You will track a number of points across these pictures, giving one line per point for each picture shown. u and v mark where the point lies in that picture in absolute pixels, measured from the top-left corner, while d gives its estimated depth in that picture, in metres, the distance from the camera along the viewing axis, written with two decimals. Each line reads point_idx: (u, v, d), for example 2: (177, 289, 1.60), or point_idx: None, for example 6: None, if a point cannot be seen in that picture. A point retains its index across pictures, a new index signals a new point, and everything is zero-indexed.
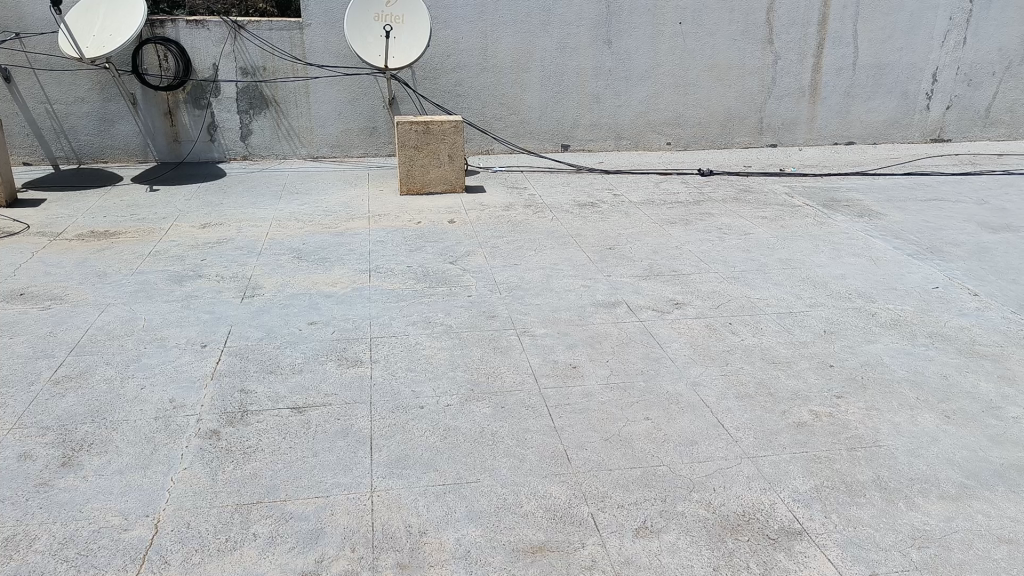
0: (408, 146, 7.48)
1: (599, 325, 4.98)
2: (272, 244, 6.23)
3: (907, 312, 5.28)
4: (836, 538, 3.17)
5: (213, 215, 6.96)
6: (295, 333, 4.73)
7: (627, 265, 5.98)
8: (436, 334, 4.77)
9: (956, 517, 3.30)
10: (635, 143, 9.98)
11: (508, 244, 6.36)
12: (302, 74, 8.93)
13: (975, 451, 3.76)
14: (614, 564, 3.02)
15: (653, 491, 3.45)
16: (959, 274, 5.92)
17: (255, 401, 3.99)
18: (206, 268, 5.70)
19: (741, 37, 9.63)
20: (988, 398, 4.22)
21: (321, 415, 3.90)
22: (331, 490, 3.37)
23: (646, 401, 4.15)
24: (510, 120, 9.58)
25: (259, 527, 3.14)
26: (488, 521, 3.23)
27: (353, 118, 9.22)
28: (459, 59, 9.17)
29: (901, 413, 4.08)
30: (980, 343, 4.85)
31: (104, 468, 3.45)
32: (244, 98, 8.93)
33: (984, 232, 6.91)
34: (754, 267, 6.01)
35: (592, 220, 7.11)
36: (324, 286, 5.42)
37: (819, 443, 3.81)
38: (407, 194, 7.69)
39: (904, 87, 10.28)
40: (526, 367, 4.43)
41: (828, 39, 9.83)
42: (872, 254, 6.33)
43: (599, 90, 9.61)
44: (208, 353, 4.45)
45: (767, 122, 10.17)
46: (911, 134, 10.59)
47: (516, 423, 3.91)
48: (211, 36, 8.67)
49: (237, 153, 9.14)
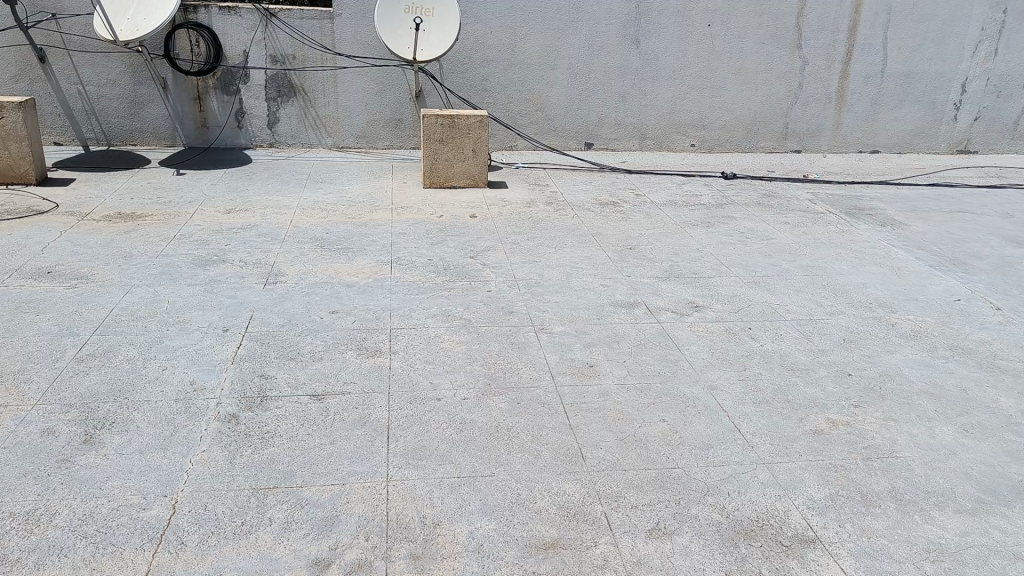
0: (433, 139, 7.50)
1: (618, 325, 4.99)
2: (295, 232, 6.27)
3: (927, 323, 5.25)
4: (850, 548, 3.16)
5: (236, 201, 7.01)
6: (315, 320, 4.76)
7: (647, 266, 5.98)
8: (456, 327, 4.78)
9: (972, 532, 3.29)
10: (658, 143, 9.96)
11: (530, 241, 6.37)
12: (330, 64, 8.96)
13: (992, 467, 3.74)
14: (626, 564, 3.02)
15: (668, 493, 3.45)
16: (981, 287, 5.89)
17: (275, 387, 4.02)
18: (229, 253, 5.75)
19: (770, 42, 9.58)
20: (1008, 414, 4.19)
21: (339, 404, 3.92)
22: (348, 478, 3.40)
23: (662, 403, 4.15)
24: (536, 116, 9.58)
25: (275, 512, 3.17)
26: (502, 516, 3.24)
27: (379, 110, 9.25)
28: (487, 54, 9.18)
29: (919, 425, 4.06)
30: (1001, 358, 4.81)
31: (125, 447, 3.49)
32: (272, 86, 8.97)
33: (1007, 245, 6.86)
34: (774, 273, 5.99)
35: (613, 219, 7.10)
36: (344, 275, 5.45)
37: (835, 452, 3.80)
38: (430, 187, 7.71)
39: (933, 96, 10.20)
40: (543, 364, 4.44)
41: (857, 46, 9.76)
42: (894, 264, 6.30)
43: (625, 89, 9.58)
44: (230, 338, 4.48)
45: (792, 127, 10.12)
46: (937, 144, 10.51)
47: (533, 419, 3.92)
48: (243, 23, 8.70)
49: (263, 140, 9.19)
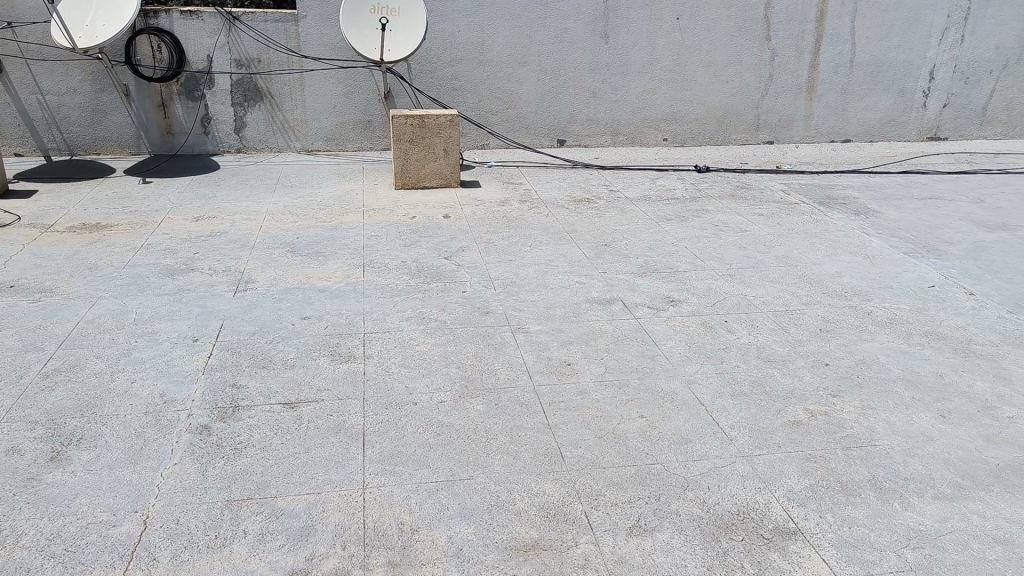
0: (403, 139, 7.43)
1: (595, 323, 4.95)
2: (265, 238, 6.19)
3: (903, 310, 5.27)
4: (831, 538, 3.15)
5: (204, 208, 6.92)
6: (287, 327, 4.69)
7: (622, 262, 5.96)
8: (431, 330, 4.74)
9: (952, 518, 3.29)
10: (630, 138, 9.95)
11: (504, 240, 6.32)
12: (297, 66, 8.88)
13: (970, 451, 3.75)
14: (607, 563, 2.99)
15: (647, 490, 3.43)
16: (955, 273, 5.92)
17: (247, 396, 3.96)
18: (197, 261, 5.67)
19: (738, 33, 9.59)
20: (984, 398, 4.21)
21: (314, 411, 3.87)
22: (323, 487, 3.34)
23: (641, 399, 4.12)
24: (507, 114, 9.53)
25: (249, 523, 3.11)
26: (481, 519, 3.20)
27: (348, 112, 9.18)
28: (456, 52, 9.12)
29: (897, 412, 4.06)
30: (976, 343, 4.84)
31: (93, 463, 3.41)
32: (238, 90, 8.87)
33: (979, 230, 6.90)
34: (749, 265, 5.99)
35: (587, 216, 7.07)
36: (315, 280, 5.39)
37: (814, 442, 3.80)
38: (402, 188, 7.65)
39: (902, 84, 10.27)
40: (520, 364, 4.40)
41: (825, 36, 9.80)
42: (868, 252, 6.32)
43: (596, 85, 9.56)
44: (200, 348, 4.40)
45: (764, 118, 10.15)
46: (907, 131, 10.59)
47: (511, 420, 3.88)
48: (205, 27, 8.57)
49: (230, 145, 9.08)
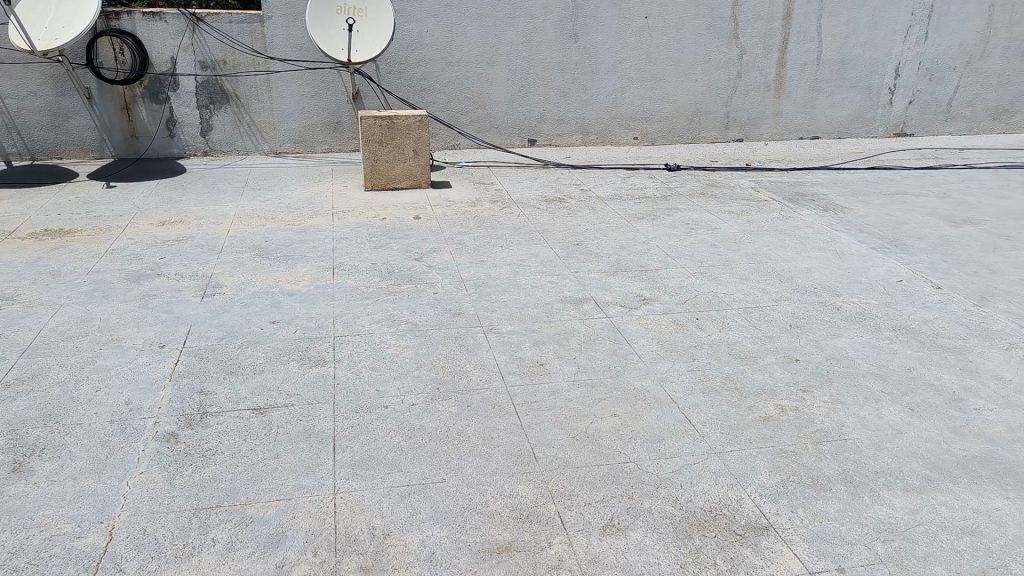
0: (372, 140, 7.39)
1: (567, 322, 4.95)
2: (232, 242, 6.12)
3: (872, 305, 5.32)
4: (802, 533, 3.17)
5: (171, 213, 6.83)
6: (255, 332, 4.64)
7: (594, 261, 5.96)
8: (401, 332, 4.71)
9: (921, 510, 3.32)
10: (601, 137, 9.97)
11: (475, 240, 6.31)
12: (263, 68, 8.80)
13: (938, 444, 3.79)
14: (580, 563, 2.98)
15: (620, 488, 3.42)
16: (922, 267, 5.99)
17: (215, 403, 3.90)
18: (164, 266, 5.59)
19: (707, 32, 9.65)
20: (951, 391, 4.27)
21: (283, 416, 3.82)
22: (293, 493, 3.30)
23: (613, 398, 4.12)
24: (478, 114, 9.51)
25: (218, 532, 3.07)
26: (454, 522, 3.18)
27: (316, 113, 9.12)
28: (425, 53, 9.09)
29: (867, 406, 4.09)
30: (943, 336, 4.90)
31: (57, 474, 3.35)
32: (203, 92, 8.77)
33: (946, 225, 7.00)
34: (719, 262, 6.02)
35: (559, 215, 7.07)
36: (284, 283, 5.34)
37: (785, 437, 3.82)
38: (372, 189, 7.60)
39: (868, 81, 10.40)
40: (492, 365, 4.39)
41: (792, 34, 9.89)
42: (837, 248, 6.38)
43: (566, 84, 9.57)
44: (167, 354, 4.34)
45: (733, 116, 10.21)
46: (874, 128, 10.71)
47: (483, 422, 3.86)
48: (169, 29, 8.45)
49: (197, 148, 8.98)
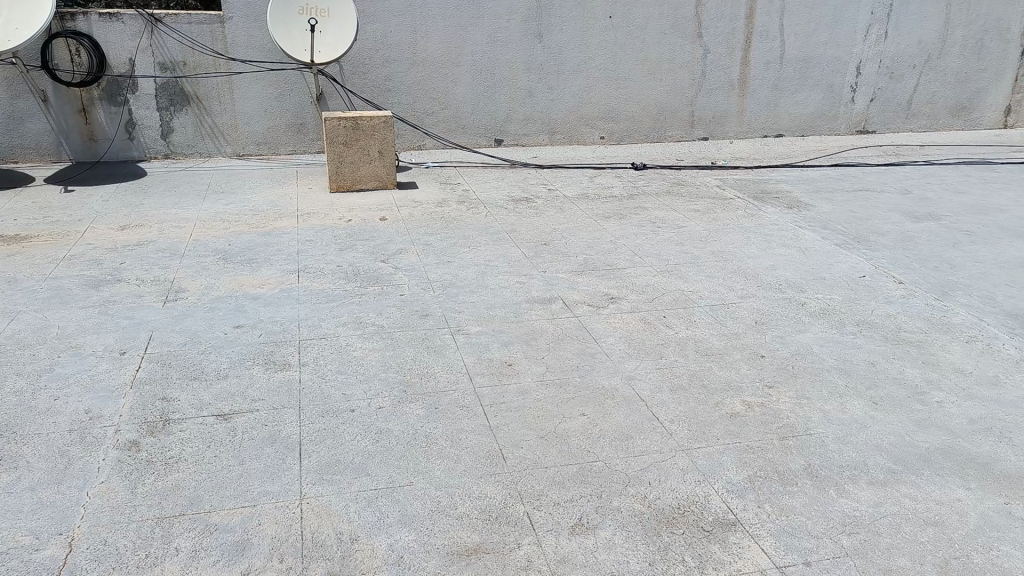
0: (336, 142, 7.33)
1: (535, 322, 4.94)
2: (195, 246, 6.03)
3: (836, 301, 5.38)
4: (769, 528, 3.19)
5: (131, 217, 6.72)
6: (219, 337, 4.58)
7: (561, 261, 5.97)
8: (367, 335, 4.67)
9: (884, 502, 3.36)
10: (568, 137, 9.98)
11: (441, 241, 6.28)
12: (224, 69, 8.70)
13: (901, 437, 3.84)
14: (550, 563, 2.98)
15: (589, 487, 3.42)
16: (884, 262, 6.07)
17: (178, 410, 3.84)
18: (124, 271, 5.50)
19: (670, 31, 9.72)
20: (914, 384, 4.33)
21: (248, 422, 3.77)
22: (258, 499, 3.26)
23: (581, 397, 4.12)
24: (444, 114, 9.48)
25: (181, 540, 3.01)
26: (422, 525, 3.16)
27: (280, 115, 9.03)
28: (389, 53, 9.04)
29: (831, 401, 4.13)
30: (906, 330, 4.96)
31: (14, 486, 3.27)
32: (163, 94, 8.64)
33: (908, 220, 7.10)
34: (687, 260, 6.05)
35: (526, 215, 7.07)
36: (248, 287, 5.27)
37: (752, 433, 3.84)
38: (338, 191, 7.54)
39: (830, 79, 10.54)
40: (460, 366, 4.37)
41: (755, 33, 10.00)
42: (801, 244, 6.45)
43: (532, 84, 9.57)
44: (128, 361, 4.26)
45: (698, 115, 10.28)
46: (837, 126, 10.85)
47: (450, 424, 3.84)
48: (127, 30, 8.33)
49: (158, 151, 8.84)
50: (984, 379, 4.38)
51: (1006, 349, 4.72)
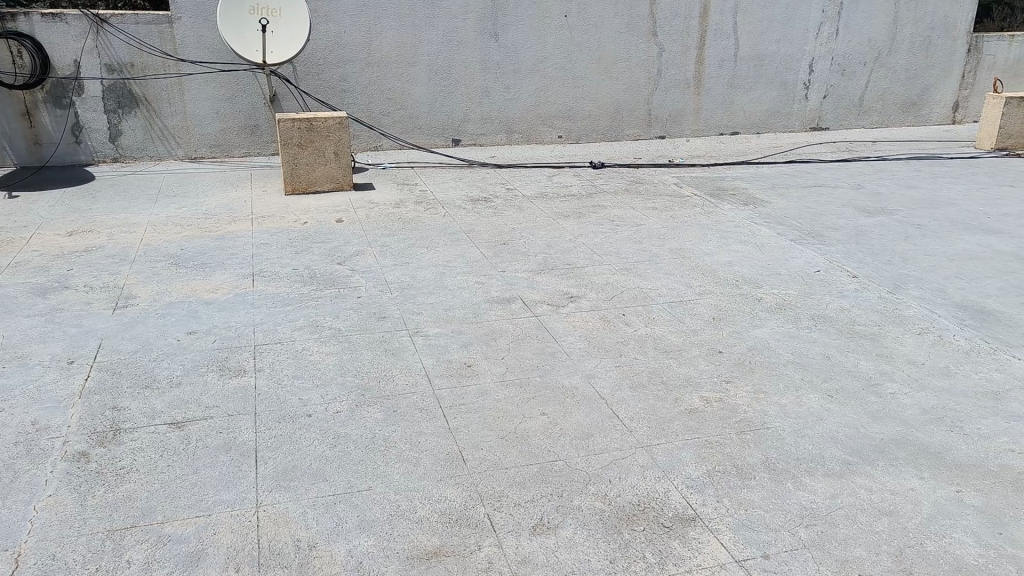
0: (290, 144, 7.25)
1: (495, 322, 4.93)
2: (145, 251, 5.91)
3: (791, 295, 5.44)
4: (728, 522, 3.21)
5: (80, 222, 6.56)
6: (172, 344, 4.49)
7: (520, 260, 5.96)
8: (324, 338, 4.61)
9: (840, 494, 3.40)
10: (526, 136, 9.97)
11: (399, 243, 6.24)
12: (174, 71, 8.55)
13: (856, 429, 3.89)
14: (511, 564, 2.96)
15: (550, 487, 3.42)
16: (839, 257, 6.17)
17: (128, 419, 3.76)
18: (72, 278, 5.36)
19: (625, 30, 9.77)
20: (868, 376, 4.40)
21: (202, 430, 3.70)
22: (213, 508, 3.20)
23: (541, 397, 4.12)
24: (401, 115, 9.41)
25: (133, 552, 2.94)
26: (381, 530, 3.12)
27: (233, 117, 8.90)
28: (344, 53, 8.96)
29: (787, 395, 4.18)
30: (860, 323, 5.04)
31: None
32: (111, 96, 8.46)
33: (861, 215, 7.22)
34: (645, 258, 6.08)
35: (485, 215, 7.05)
36: (201, 292, 5.18)
37: (710, 429, 3.87)
38: (293, 194, 7.44)
39: (783, 77, 10.69)
40: (419, 368, 4.34)
41: (708, 31, 10.10)
42: (757, 240, 6.52)
43: (489, 83, 9.55)
44: (76, 371, 4.16)
45: (655, 113, 10.34)
46: (792, 123, 11.01)
47: (409, 427, 3.81)
48: (71, 31, 8.14)
49: (107, 155, 8.64)
50: (935, 370, 4.47)
51: (956, 340, 4.82)
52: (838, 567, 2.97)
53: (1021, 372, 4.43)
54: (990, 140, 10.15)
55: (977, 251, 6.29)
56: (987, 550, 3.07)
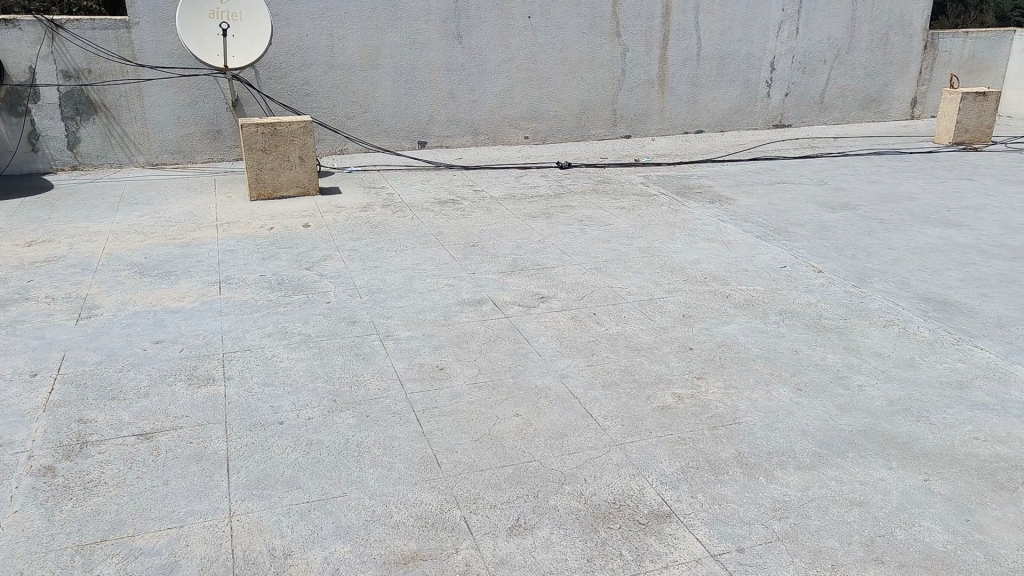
0: (255, 149, 7.17)
1: (466, 324, 4.92)
2: (108, 260, 5.80)
3: (759, 291, 5.50)
4: (702, 517, 3.24)
5: (38, 232, 6.42)
6: (138, 353, 4.42)
7: (490, 262, 5.95)
8: (294, 345, 4.57)
9: (812, 486, 3.45)
10: (493, 137, 9.96)
11: (367, 246, 6.19)
12: (133, 76, 8.42)
13: (826, 421, 3.95)
14: (488, 566, 2.96)
15: (526, 488, 3.42)
16: (804, 252, 6.25)
17: (96, 431, 3.69)
18: (33, 289, 5.25)
19: (589, 30, 9.83)
20: (836, 369, 4.47)
21: (171, 441, 3.64)
22: (185, 519, 3.15)
23: (515, 398, 4.12)
24: (365, 118, 9.35)
25: (104, 567, 2.88)
26: (357, 536, 3.10)
27: (194, 123, 8.78)
28: (306, 57, 8.89)
29: (758, 389, 4.23)
30: (826, 317, 5.12)
31: None
32: (68, 103, 8.29)
33: (825, 211, 7.32)
34: (614, 257, 6.12)
35: (453, 217, 7.03)
36: (167, 301, 5.10)
37: (683, 425, 3.90)
38: (259, 199, 7.36)
39: (746, 75, 10.82)
40: (390, 373, 4.31)
41: (671, 31, 10.20)
42: (724, 237, 6.58)
43: (453, 85, 9.53)
44: (39, 384, 4.07)
45: (620, 113, 10.40)
46: (755, 121, 11.14)
47: (383, 431, 3.78)
48: (25, 36, 7.97)
49: (65, 163, 8.47)
50: (900, 361, 4.55)
51: (920, 331, 4.92)
52: (812, 558, 3.01)
53: (984, 362, 4.53)
54: (947, 134, 10.36)
55: (938, 244, 6.41)
56: (955, 536, 3.14)
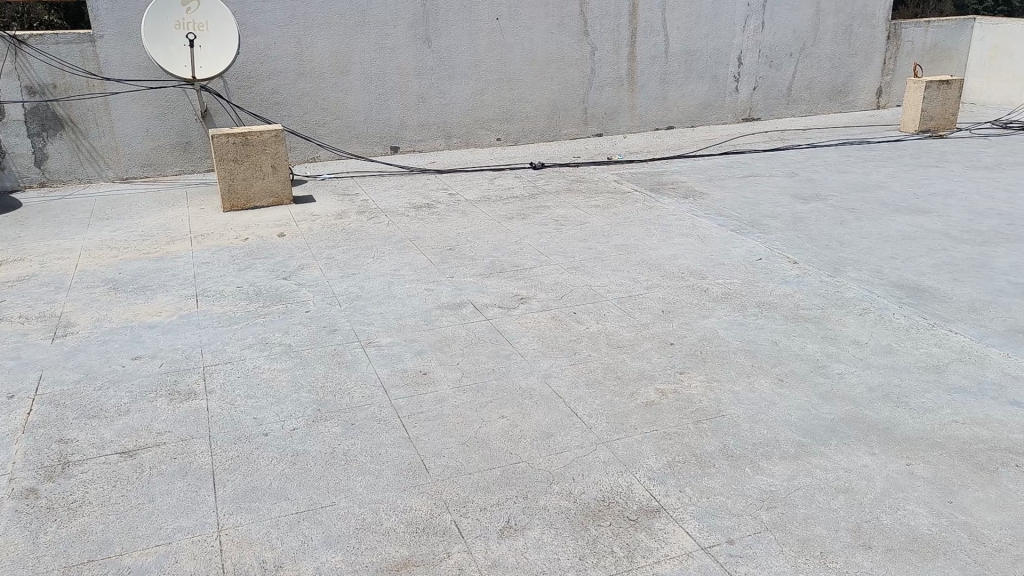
0: (226, 159, 7.10)
1: (446, 328, 4.91)
2: (81, 277, 5.72)
3: (736, 284, 5.55)
4: (691, 511, 3.26)
5: (8, 251, 6.31)
6: (117, 370, 4.36)
7: (469, 265, 5.95)
8: (275, 356, 4.53)
9: (798, 475, 3.48)
10: (465, 140, 9.95)
11: (344, 254, 6.16)
12: (100, 90, 8.31)
13: (809, 410, 3.99)
14: (480, 569, 2.96)
15: (515, 489, 3.42)
16: (779, 244, 6.31)
17: (77, 451, 3.63)
18: (6, 309, 5.16)
19: (557, 30, 9.87)
20: (815, 358, 4.52)
21: (155, 457, 3.60)
22: (173, 536, 3.11)
23: (499, 400, 4.11)
24: (336, 125, 9.29)
25: None
26: (348, 545, 3.08)
27: (163, 135, 8.68)
28: (275, 66, 8.82)
29: (740, 381, 4.27)
30: (803, 308, 5.18)
31: None
32: (34, 119, 8.15)
33: (798, 202, 7.40)
34: (591, 255, 6.14)
35: (429, 221, 7.02)
36: (144, 316, 5.04)
37: (668, 420, 3.92)
38: (231, 210, 7.29)
39: (714, 71, 10.92)
40: (373, 380, 4.29)
41: (639, 28, 10.26)
42: (699, 232, 6.63)
43: (424, 89, 9.51)
44: (17, 406, 4.00)
45: (591, 112, 10.44)
46: (724, 115, 11.24)
47: (369, 439, 3.77)
48: None
49: (32, 179, 8.33)
50: (877, 348, 4.61)
51: (896, 318, 4.99)
52: (801, 547, 3.04)
53: (958, 346, 4.61)
54: (913, 122, 10.52)
55: (909, 231, 6.51)
56: (940, 519, 3.19)
